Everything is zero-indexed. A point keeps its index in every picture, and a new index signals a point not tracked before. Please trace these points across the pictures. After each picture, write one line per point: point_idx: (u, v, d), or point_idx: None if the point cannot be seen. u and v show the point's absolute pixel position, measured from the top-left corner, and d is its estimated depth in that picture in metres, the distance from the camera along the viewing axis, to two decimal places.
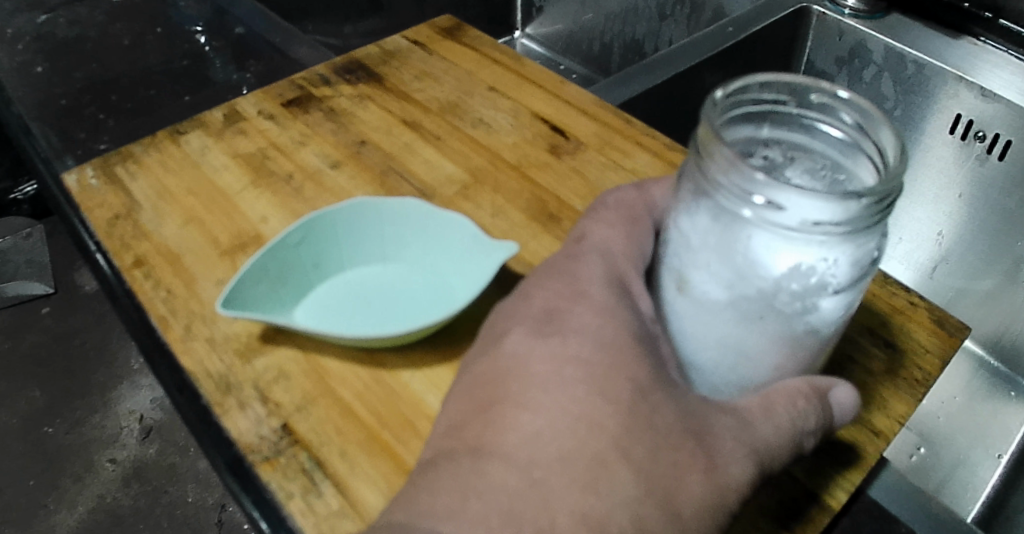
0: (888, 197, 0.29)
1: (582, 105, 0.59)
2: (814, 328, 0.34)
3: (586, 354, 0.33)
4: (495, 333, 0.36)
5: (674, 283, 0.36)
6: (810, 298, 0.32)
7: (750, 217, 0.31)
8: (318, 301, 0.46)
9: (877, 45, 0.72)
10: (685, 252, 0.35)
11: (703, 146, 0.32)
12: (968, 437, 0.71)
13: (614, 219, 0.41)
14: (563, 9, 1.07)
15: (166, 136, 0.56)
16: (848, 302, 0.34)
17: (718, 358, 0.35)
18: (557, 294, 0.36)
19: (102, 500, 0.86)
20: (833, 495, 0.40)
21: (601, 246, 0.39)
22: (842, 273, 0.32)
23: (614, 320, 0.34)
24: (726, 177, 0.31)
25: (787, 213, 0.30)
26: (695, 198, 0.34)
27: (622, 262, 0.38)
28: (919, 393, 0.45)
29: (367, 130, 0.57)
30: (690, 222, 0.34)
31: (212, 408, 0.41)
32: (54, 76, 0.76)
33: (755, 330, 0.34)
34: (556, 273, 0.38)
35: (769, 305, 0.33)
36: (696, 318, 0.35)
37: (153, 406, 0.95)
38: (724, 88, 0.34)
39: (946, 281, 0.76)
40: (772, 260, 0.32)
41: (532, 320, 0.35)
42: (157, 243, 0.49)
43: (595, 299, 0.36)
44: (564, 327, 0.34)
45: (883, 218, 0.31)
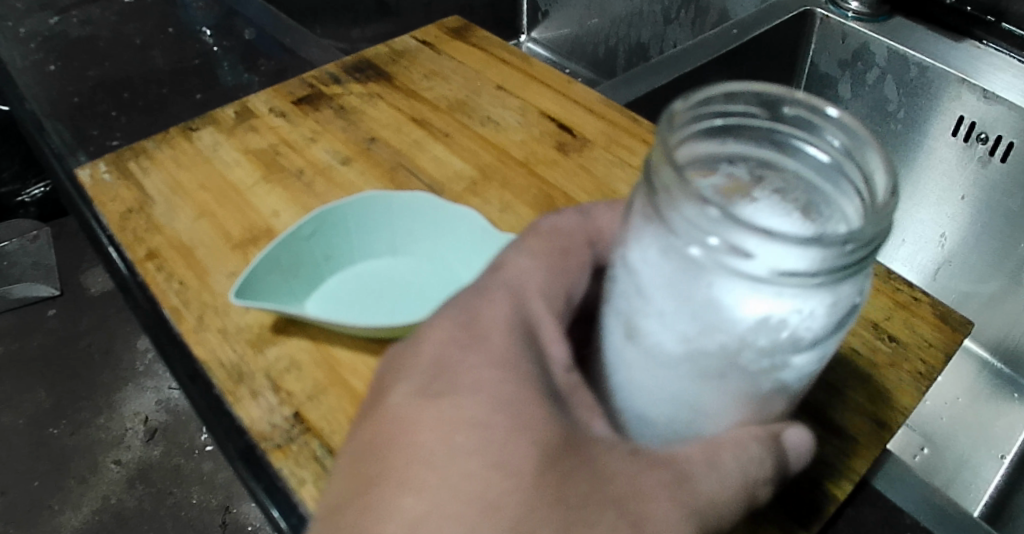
0: (869, 246, 0.26)
1: (589, 104, 0.60)
2: (780, 381, 0.30)
3: (483, 418, 0.28)
4: (382, 386, 0.31)
5: (621, 326, 0.31)
6: (779, 354, 0.29)
7: (710, 264, 0.27)
8: (329, 293, 0.47)
9: (880, 48, 0.73)
10: (632, 293, 0.30)
11: (657, 176, 0.28)
12: (971, 438, 0.71)
13: (540, 250, 0.36)
14: (569, 14, 1.08)
15: (178, 132, 0.57)
16: (819, 355, 0.30)
17: (673, 413, 0.32)
18: (451, 340, 0.31)
19: (106, 502, 0.86)
20: (838, 486, 0.41)
21: (513, 282, 0.34)
22: (815, 326, 0.28)
23: (516, 373, 0.30)
24: (683, 214, 0.27)
25: (754, 261, 0.26)
26: (647, 229, 0.30)
27: (534, 307, 0.33)
28: (923, 386, 0.45)
29: (377, 127, 0.58)
30: (640, 262, 0.30)
31: (224, 396, 0.42)
32: (67, 75, 0.77)
33: (714, 384, 0.30)
34: (456, 312, 0.33)
35: (730, 360, 0.29)
36: (645, 367, 0.31)
37: (158, 408, 0.96)
38: (688, 97, 0.31)
39: (949, 283, 0.77)
40: (737, 310, 0.28)
41: (420, 376, 0.30)
42: (170, 236, 0.50)
43: (495, 347, 0.31)
44: (455, 382, 0.30)
45: (862, 268, 0.27)
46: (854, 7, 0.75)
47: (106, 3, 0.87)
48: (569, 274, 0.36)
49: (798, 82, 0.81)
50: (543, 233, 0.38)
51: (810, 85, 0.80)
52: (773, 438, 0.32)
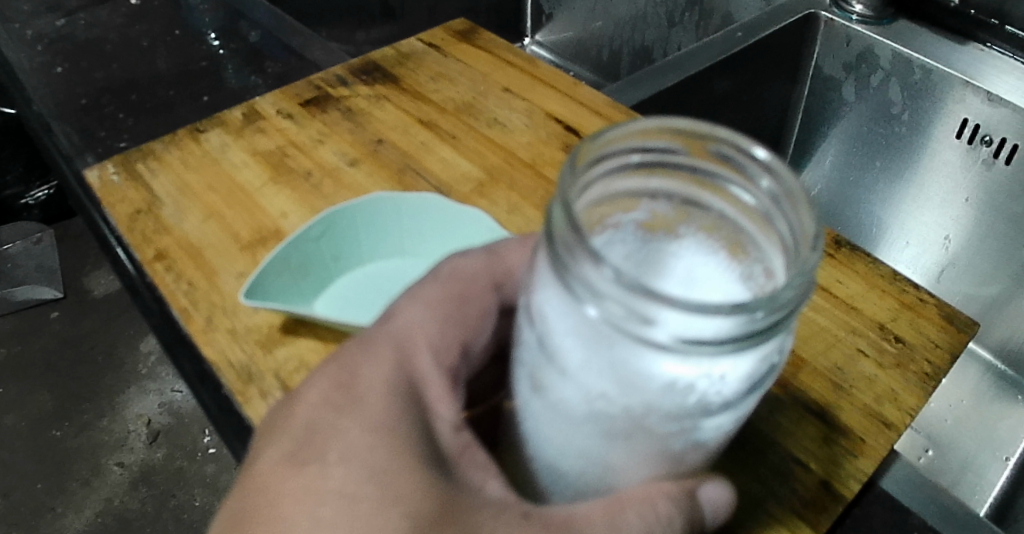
0: (783, 310, 0.22)
1: (595, 106, 0.60)
2: (697, 443, 0.27)
3: (352, 488, 0.28)
4: (257, 447, 0.31)
5: (524, 379, 0.28)
6: (689, 420, 0.25)
7: (610, 327, 0.23)
8: (337, 293, 0.47)
9: (884, 50, 0.73)
10: (534, 344, 0.27)
11: (554, 224, 0.24)
12: (975, 440, 0.71)
13: (434, 299, 0.36)
14: (574, 17, 1.09)
15: (186, 134, 0.57)
16: (739, 414, 0.27)
17: (581, 466, 0.29)
18: (326, 402, 0.31)
19: (109, 504, 0.88)
20: (847, 486, 0.41)
21: (402, 336, 0.34)
22: (729, 389, 0.25)
23: (391, 438, 0.30)
24: (579, 270, 0.23)
25: (655, 330, 0.22)
26: (548, 276, 0.26)
27: (420, 364, 0.33)
28: (930, 387, 0.45)
29: (384, 129, 0.58)
30: (540, 313, 0.26)
31: (233, 396, 0.42)
32: (74, 77, 0.77)
33: (622, 446, 0.27)
34: (337, 367, 0.33)
35: (637, 425, 0.25)
36: (550, 424, 0.28)
37: (161, 410, 0.97)
38: (593, 141, 0.27)
39: (954, 285, 0.77)
40: (642, 377, 0.24)
41: (291, 440, 0.30)
42: (178, 237, 0.50)
43: (372, 411, 0.31)
44: (325, 448, 0.29)
45: (780, 328, 0.23)
46: (859, 10, 0.75)
47: (113, 5, 0.88)
48: (464, 324, 0.36)
49: (801, 85, 0.80)
50: (442, 279, 0.37)
51: (814, 87, 0.80)
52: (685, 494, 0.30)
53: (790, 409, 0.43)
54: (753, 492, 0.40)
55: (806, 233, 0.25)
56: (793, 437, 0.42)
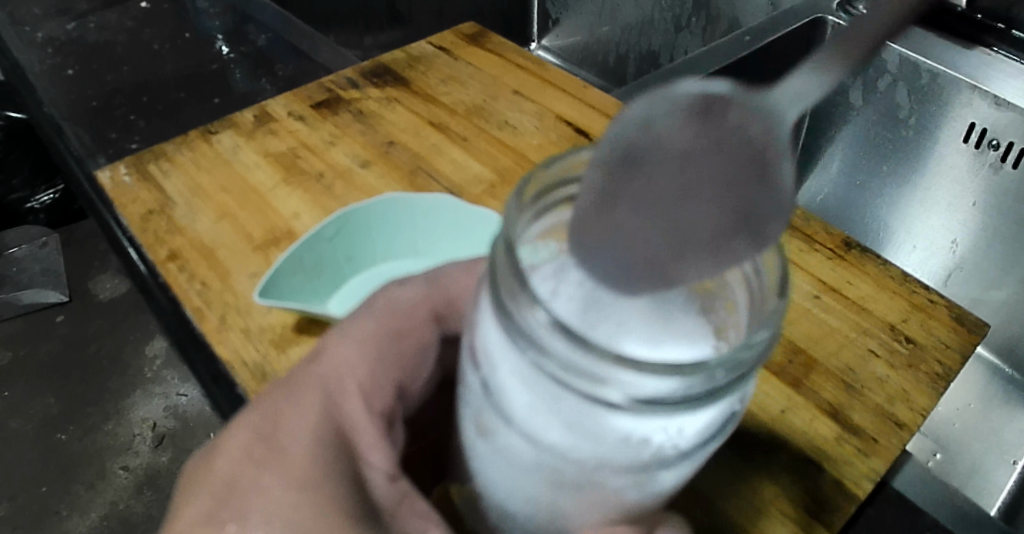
0: (735, 373, 0.22)
1: (606, 109, 0.60)
2: (651, 493, 0.27)
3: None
4: (181, 497, 0.31)
5: (471, 422, 0.28)
6: (644, 472, 0.25)
7: (559, 382, 0.23)
8: (351, 292, 0.47)
9: (892, 55, 0.73)
10: (480, 391, 0.27)
11: (503, 273, 0.24)
12: (984, 442, 0.71)
13: (365, 336, 0.35)
14: (580, 22, 1.09)
15: (198, 136, 0.57)
16: (694, 464, 0.27)
17: (530, 513, 0.28)
18: (245, 456, 0.31)
19: (114, 507, 0.90)
20: (860, 485, 0.41)
21: (329, 379, 0.33)
22: (684, 442, 0.25)
23: (313, 499, 0.30)
24: (524, 324, 0.23)
25: (607, 387, 0.22)
26: (492, 321, 0.25)
27: (351, 410, 0.33)
28: (940, 387, 0.45)
29: (396, 131, 0.58)
30: (486, 359, 0.26)
31: (248, 396, 0.42)
32: (87, 79, 0.78)
33: (573, 494, 0.26)
34: (259, 415, 0.32)
35: (587, 477, 0.25)
36: (500, 470, 0.27)
37: (166, 414, 0.98)
38: (537, 179, 0.26)
39: (962, 289, 0.77)
40: (591, 432, 0.24)
41: (212, 495, 0.30)
42: (191, 237, 0.50)
43: (293, 466, 0.30)
44: (244, 509, 0.29)
45: (735, 386, 0.23)
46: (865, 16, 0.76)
47: (124, 8, 0.88)
48: (397, 362, 0.35)
49: None
50: (375, 313, 0.35)
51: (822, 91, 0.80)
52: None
53: (803, 409, 0.43)
54: (764, 493, 0.40)
55: (772, 273, 0.24)
56: (806, 434, 0.42)
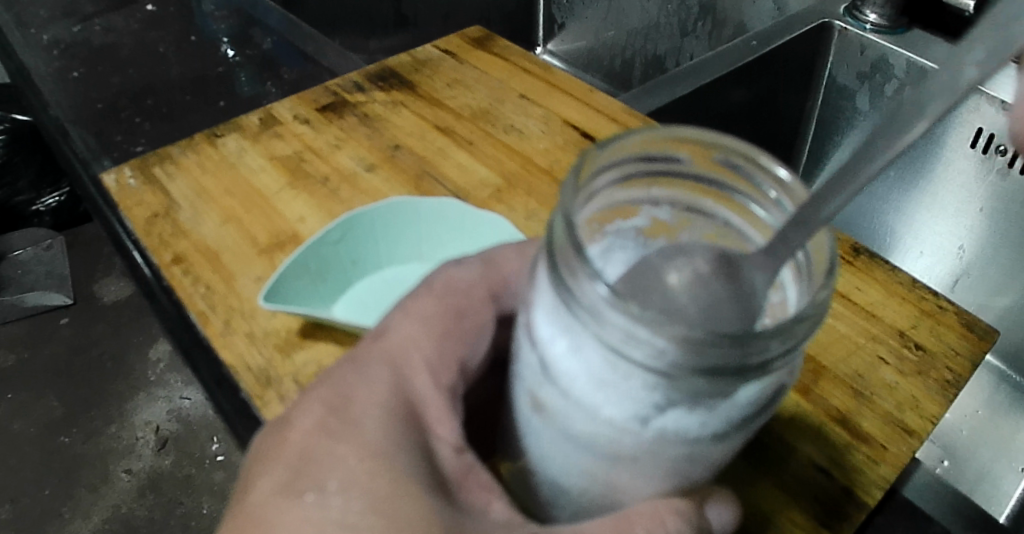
0: (791, 342, 0.23)
1: (612, 114, 0.60)
2: (704, 466, 0.27)
3: (352, 520, 0.27)
4: (248, 474, 0.30)
5: (526, 398, 0.27)
6: (697, 446, 0.25)
7: (615, 352, 0.23)
8: (356, 296, 0.47)
9: (899, 60, 0.74)
10: (535, 366, 0.26)
11: (563, 246, 0.24)
12: (993, 450, 0.70)
13: (428, 314, 0.35)
14: (585, 27, 1.09)
15: (203, 139, 0.57)
16: (746, 436, 0.27)
17: (583, 488, 0.28)
18: (318, 426, 0.30)
19: (116, 510, 0.94)
20: (868, 491, 0.40)
21: (396, 355, 0.33)
22: (738, 413, 0.25)
23: (391, 466, 0.29)
24: (586, 293, 0.23)
25: (664, 357, 0.22)
26: (550, 292, 0.25)
27: (418, 384, 0.32)
28: (950, 394, 0.45)
29: (401, 135, 0.58)
30: (543, 332, 0.26)
31: (252, 400, 0.41)
32: (92, 81, 0.78)
33: (627, 469, 0.26)
34: (329, 388, 0.31)
35: (641, 452, 0.25)
36: (556, 445, 0.27)
37: (168, 417, 1.03)
38: (596, 154, 0.27)
39: (968, 295, 0.76)
40: (648, 405, 0.24)
41: (285, 468, 0.29)
42: (196, 241, 0.50)
43: (367, 435, 0.30)
44: (323, 477, 0.28)
45: (788, 356, 0.23)
46: (872, 19, 0.76)
47: (130, 12, 0.89)
48: (462, 338, 0.35)
49: (813, 98, 0.81)
50: (436, 291, 0.36)
51: (827, 97, 0.81)
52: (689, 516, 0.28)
53: (813, 416, 0.43)
54: (777, 501, 0.40)
55: (821, 258, 0.25)
56: (813, 442, 0.42)
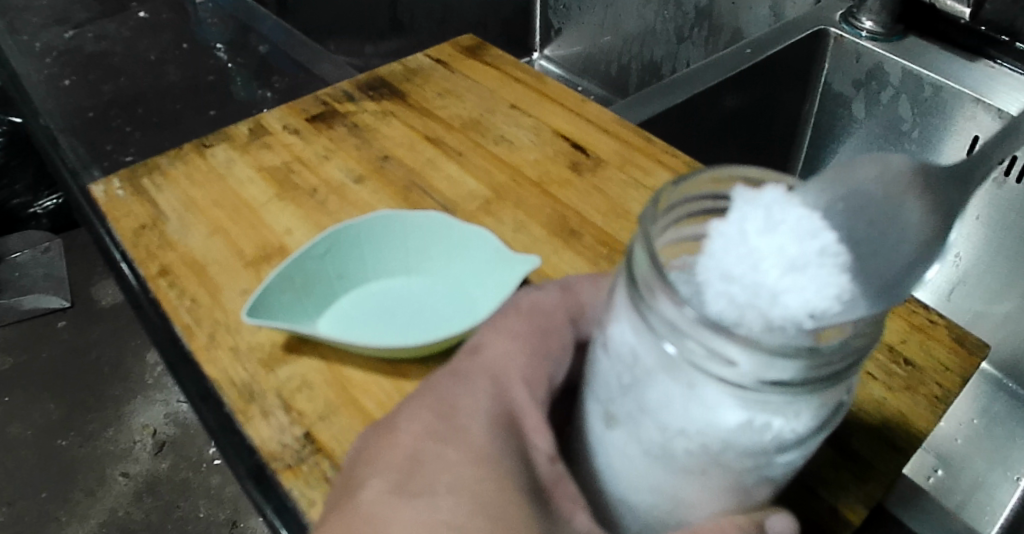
0: (856, 355, 0.24)
1: (603, 123, 0.59)
2: (766, 479, 0.29)
3: (461, 520, 0.28)
4: (354, 480, 0.31)
5: (598, 413, 0.29)
6: (765, 456, 0.27)
7: (688, 365, 0.25)
8: (340, 312, 0.47)
9: (894, 67, 0.73)
10: (610, 380, 0.28)
11: (639, 266, 0.26)
12: (987, 459, 0.70)
13: (518, 331, 0.36)
14: (582, 33, 1.09)
15: (192, 149, 0.57)
16: (809, 448, 0.28)
17: (647, 504, 0.30)
18: (426, 432, 0.31)
19: (112, 514, 0.94)
20: (852, 508, 0.40)
21: (492, 368, 0.34)
22: (802, 426, 0.26)
23: (496, 472, 0.30)
24: (663, 310, 0.25)
25: (737, 370, 0.24)
26: (628, 310, 0.28)
27: (516, 396, 0.33)
28: (938, 410, 0.44)
29: (391, 146, 0.58)
30: (620, 349, 0.28)
31: (235, 415, 0.41)
32: (83, 89, 0.78)
33: (696, 480, 0.28)
34: (432, 398, 0.33)
35: (710, 462, 0.27)
36: (625, 458, 0.29)
37: (166, 421, 1.04)
38: (671, 185, 0.28)
39: (964, 303, 0.76)
40: (721, 416, 0.26)
41: (395, 471, 0.30)
42: (182, 253, 0.50)
43: (474, 441, 0.31)
44: (435, 479, 0.29)
45: (852, 369, 0.25)
46: (868, 27, 0.75)
47: (123, 19, 0.89)
48: (550, 356, 0.35)
49: (811, 100, 0.81)
50: (524, 311, 0.37)
51: (824, 104, 0.81)
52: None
53: None
54: None
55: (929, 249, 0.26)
56: None
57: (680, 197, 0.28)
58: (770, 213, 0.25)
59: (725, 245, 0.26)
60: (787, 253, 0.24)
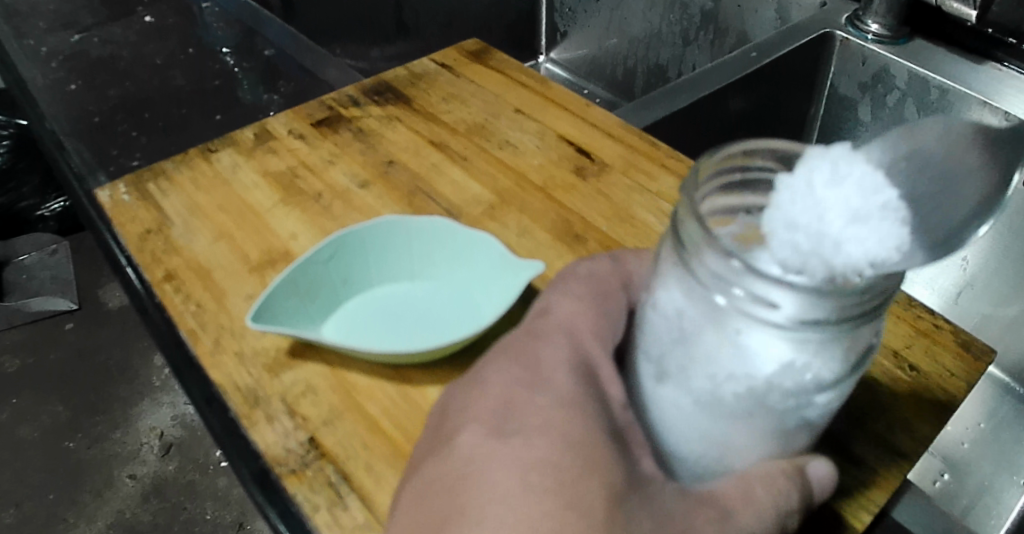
0: (883, 293, 0.28)
1: (607, 128, 0.59)
2: (805, 420, 0.33)
3: (556, 456, 0.31)
4: (449, 429, 0.34)
5: (653, 367, 0.34)
6: (804, 394, 0.31)
7: (732, 309, 0.29)
8: (344, 317, 0.47)
9: (901, 70, 0.73)
10: (664, 333, 0.33)
11: (684, 229, 0.30)
12: (994, 462, 0.70)
13: (582, 293, 0.39)
14: (588, 35, 1.09)
15: (197, 154, 0.57)
16: (842, 392, 0.32)
17: (700, 451, 0.34)
18: (515, 382, 0.34)
19: (119, 516, 0.95)
20: (855, 516, 0.39)
21: (565, 324, 0.37)
22: (835, 367, 0.30)
23: (582, 415, 0.32)
24: (709, 265, 0.29)
25: (778, 310, 0.28)
26: (673, 274, 0.32)
27: (589, 347, 0.36)
28: (944, 416, 0.44)
29: (395, 150, 0.58)
30: (671, 306, 0.32)
31: (240, 420, 0.41)
32: (89, 94, 0.78)
33: (743, 422, 0.32)
34: (516, 354, 0.36)
35: (754, 401, 0.31)
36: (678, 407, 0.33)
37: (173, 423, 1.04)
38: (709, 156, 0.33)
39: (973, 306, 0.75)
40: (762, 357, 0.30)
41: (490, 418, 0.33)
42: (187, 258, 0.50)
43: (558, 389, 0.34)
44: (526, 422, 0.32)
45: (875, 312, 0.29)
46: (874, 30, 0.75)
47: (128, 23, 0.90)
48: (614, 314, 0.38)
49: (818, 102, 0.81)
50: (582, 276, 0.40)
51: (830, 107, 0.80)
52: (797, 474, 0.33)
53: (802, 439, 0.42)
54: None
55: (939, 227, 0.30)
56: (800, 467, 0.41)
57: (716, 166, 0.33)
58: (837, 169, 0.29)
59: (791, 196, 0.30)
60: (850, 204, 0.28)
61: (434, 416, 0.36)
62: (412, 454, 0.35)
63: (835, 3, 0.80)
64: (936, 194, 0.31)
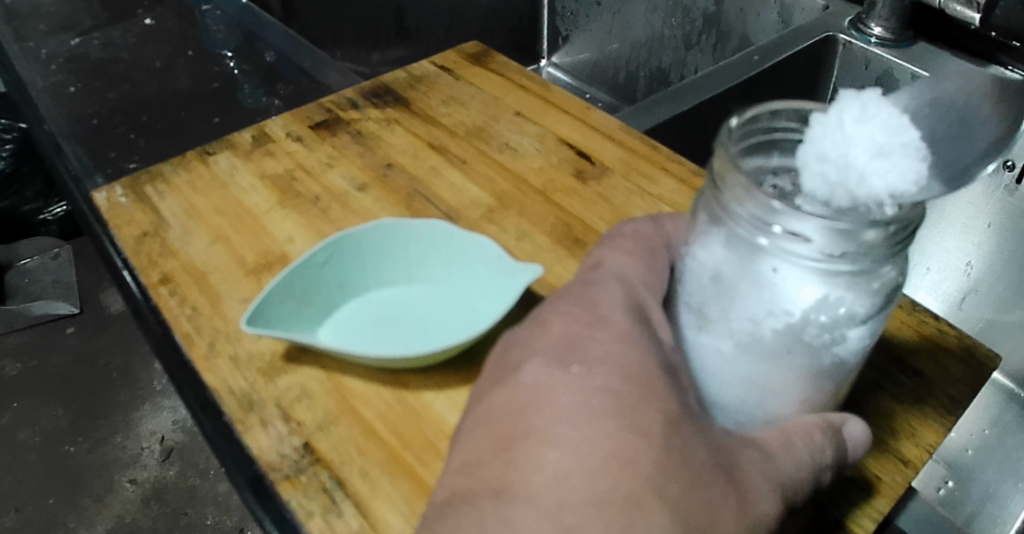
0: (914, 223, 0.29)
1: (607, 130, 0.59)
2: (841, 360, 0.34)
3: (615, 385, 0.32)
4: (510, 363, 0.35)
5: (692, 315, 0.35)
6: (837, 329, 0.32)
7: (768, 247, 0.31)
8: (341, 322, 0.46)
9: (903, 74, 0.73)
10: (704, 280, 0.34)
11: (719, 177, 0.32)
12: (1000, 469, 0.69)
13: (630, 248, 0.40)
14: (589, 40, 1.09)
15: (196, 156, 0.57)
16: (873, 331, 0.33)
17: (742, 396, 0.35)
18: (575, 320, 0.35)
19: (120, 520, 0.94)
20: (854, 520, 0.38)
21: (615, 272, 0.38)
22: (866, 302, 0.32)
23: (638, 346, 0.33)
24: (746, 209, 0.30)
25: (812, 245, 0.29)
26: (711, 227, 0.33)
27: (642, 292, 0.37)
28: (947, 423, 0.43)
29: (394, 153, 0.57)
30: (709, 254, 0.34)
31: (234, 425, 0.41)
32: (89, 96, 0.78)
33: (780, 363, 0.33)
34: (574, 299, 0.37)
35: (790, 338, 0.32)
36: (718, 355, 0.34)
37: (174, 428, 1.04)
38: (739, 115, 0.34)
39: (975, 312, 0.74)
40: (796, 293, 0.31)
41: (553, 349, 0.34)
42: (183, 261, 0.49)
43: (617, 324, 0.34)
44: (587, 354, 0.33)
45: (903, 247, 0.30)
46: (877, 33, 0.75)
47: (128, 27, 0.90)
48: (658, 268, 0.39)
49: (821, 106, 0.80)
50: (629, 235, 0.41)
51: None
52: (834, 429, 0.35)
53: None
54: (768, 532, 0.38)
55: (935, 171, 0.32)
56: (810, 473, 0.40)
57: (746, 125, 0.34)
58: (866, 107, 0.31)
59: (824, 130, 0.31)
60: (876, 140, 0.30)
61: (493, 354, 0.37)
62: (473, 389, 0.36)
63: (838, 7, 0.79)
64: (953, 136, 0.35)
